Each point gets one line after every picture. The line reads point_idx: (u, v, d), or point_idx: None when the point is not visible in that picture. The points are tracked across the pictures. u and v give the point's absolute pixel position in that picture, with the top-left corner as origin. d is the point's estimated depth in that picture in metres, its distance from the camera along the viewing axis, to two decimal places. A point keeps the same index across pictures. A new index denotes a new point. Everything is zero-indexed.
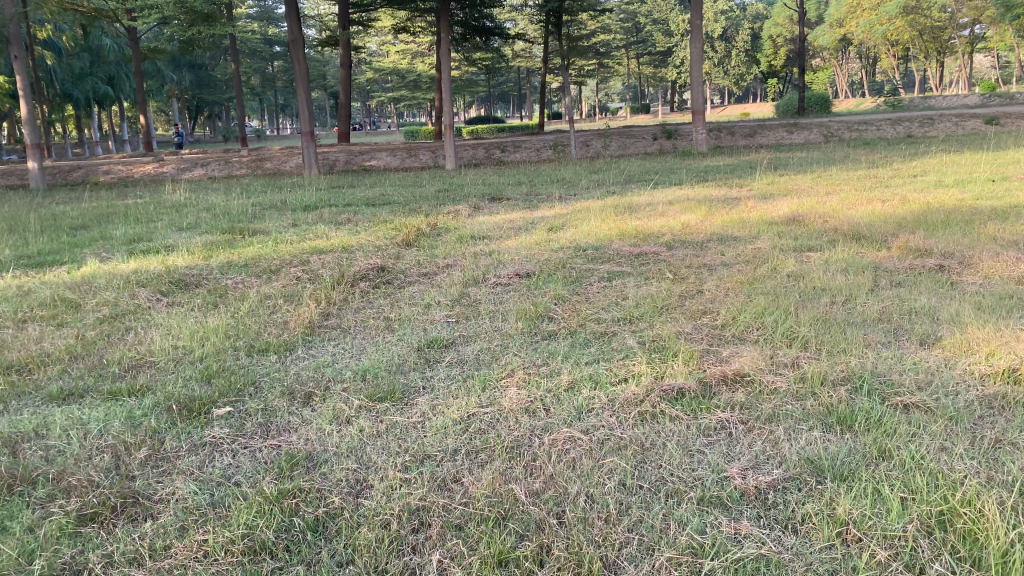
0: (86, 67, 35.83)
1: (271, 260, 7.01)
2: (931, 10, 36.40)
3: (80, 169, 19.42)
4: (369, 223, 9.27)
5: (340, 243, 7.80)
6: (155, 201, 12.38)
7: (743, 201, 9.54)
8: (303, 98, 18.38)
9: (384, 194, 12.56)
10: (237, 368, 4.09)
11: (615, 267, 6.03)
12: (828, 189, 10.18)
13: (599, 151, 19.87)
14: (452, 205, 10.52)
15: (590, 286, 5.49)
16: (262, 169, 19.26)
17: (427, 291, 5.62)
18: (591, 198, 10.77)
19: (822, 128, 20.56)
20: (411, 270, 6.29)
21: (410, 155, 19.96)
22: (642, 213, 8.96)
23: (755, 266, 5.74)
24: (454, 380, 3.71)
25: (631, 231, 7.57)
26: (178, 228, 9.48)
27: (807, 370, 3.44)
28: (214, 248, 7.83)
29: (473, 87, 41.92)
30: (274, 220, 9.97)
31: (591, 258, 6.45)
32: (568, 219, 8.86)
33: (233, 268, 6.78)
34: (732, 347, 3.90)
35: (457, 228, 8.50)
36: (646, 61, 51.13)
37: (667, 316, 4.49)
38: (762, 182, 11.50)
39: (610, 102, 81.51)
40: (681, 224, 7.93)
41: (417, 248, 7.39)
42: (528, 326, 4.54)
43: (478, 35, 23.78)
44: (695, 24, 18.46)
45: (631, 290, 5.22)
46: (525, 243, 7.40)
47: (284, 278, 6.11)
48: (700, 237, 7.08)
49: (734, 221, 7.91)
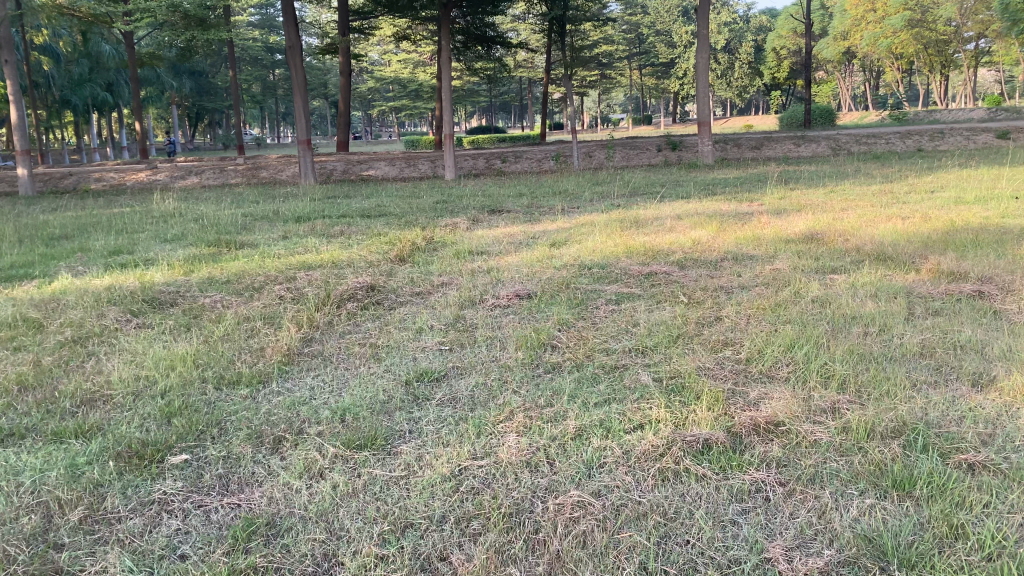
0: (85, 73, 35.29)
1: (254, 277, 6.57)
2: (934, 23, 35.99)
3: (72, 176, 19.00)
4: (363, 235, 8.85)
5: (330, 258, 7.37)
6: (143, 210, 11.97)
7: (756, 216, 9.11)
8: (301, 105, 17.97)
9: (380, 205, 12.14)
10: (200, 405, 3.62)
11: (624, 288, 5.58)
12: (844, 205, 9.76)
13: (602, 162, 19.44)
14: (450, 218, 10.10)
15: (596, 310, 5.04)
16: (257, 178, 18.85)
17: (420, 314, 5.17)
18: (595, 211, 10.34)
19: (830, 141, 20.16)
20: (403, 289, 5.84)
21: (409, 165, 19.55)
22: (649, 229, 8.52)
23: (775, 290, 5.30)
24: (445, 423, 3.25)
25: (639, 249, 7.13)
26: (164, 240, 9.06)
27: (849, 418, 3.00)
28: (197, 262, 7.40)
29: (474, 97, 41.64)
30: (263, 232, 9.54)
31: (597, 277, 6.01)
32: (571, 233, 8.43)
33: (213, 285, 6.33)
34: (758, 388, 3.46)
35: (455, 243, 8.07)
36: (648, 72, 50.85)
37: (682, 348, 4.04)
38: (772, 196, 11.07)
39: (611, 114, 81.40)
40: (692, 241, 7.50)
41: (412, 264, 6.95)
42: (530, 356, 4.09)
43: (479, 44, 23.40)
44: (701, 33, 18.05)
45: (642, 315, 4.77)
46: (526, 260, 6.96)
47: (266, 297, 5.66)
48: (714, 256, 6.63)
49: (748, 238, 7.48)
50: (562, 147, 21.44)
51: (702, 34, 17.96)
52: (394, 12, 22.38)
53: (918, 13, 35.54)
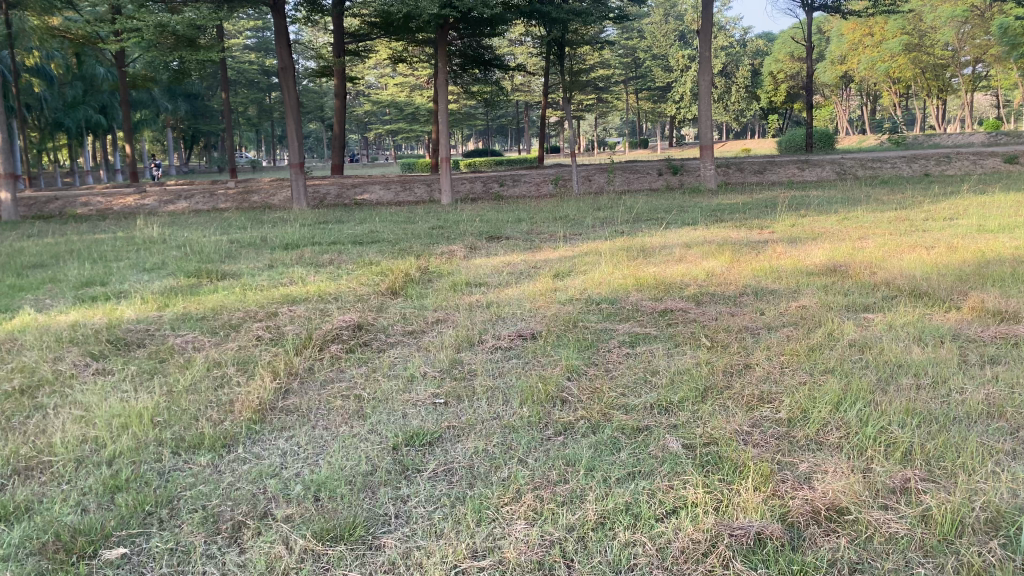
0: (79, 96, 34.99)
1: (232, 312, 6.05)
2: (933, 48, 35.78)
3: (58, 200, 18.47)
4: (353, 265, 8.34)
5: (317, 290, 6.87)
6: (126, 236, 11.48)
7: (770, 245, 8.62)
8: (294, 127, 17.53)
9: (374, 231, 11.67)
10: (151, 476, 3.09)
11: (637, 328, 5.06)
12: (861, 233, 9.28)
13: (602, 186, 19.01)
14: (445, 245, 9.62)
15: (610, 354, 4.52)
16: (248, 203, 18.35)
17: (412, 357, 4.64)
18: (598, 238, 9.87)
19: (834, 166, 19.77)
20: (394, 328, 5.30)
21: (405, 189, 19.08)
22: (657, 259, 8.01)
23: (805, 331, 4.78)
24: (438, 506, 2.72)
25: (650, 281, 6.61)
26: (143, 270, 8.55)
27: (929, 503, 2.47)
28: (172, 295, 6.88)
29: (471, 120, 41.41)
30: (248, 261, 9.04)
31: (607, 314, 5.50)
32: (575, 263, 7.93)
33: (186, 322, 5.80)
34: (810, 460, 2.93)
35: (451, 273, 7.56)
36: (645, 96, 50.66)
37: (712, 406, 3.53)
38: (782, 222, 10.62)
39: (608, 137, 81.49)
40: (705, 273, 7.00)
41: (405, 298, 6.44)
42: (538, 415, 3.56)
43: (476, 66, 23.03)
44: (703, 54, 17.64)
45: (663, 363, 4.24)
46: (527, 293, 6.47)
47: (242, 338, 5.12)
48: (731, 290, 6.13)
49: (765, 270, 6.99)
50: (560, 171, 21.00)
51: (705, 56, 17.57)
52: (390, 34, 21.99)
53: (915, 38, 35.33)
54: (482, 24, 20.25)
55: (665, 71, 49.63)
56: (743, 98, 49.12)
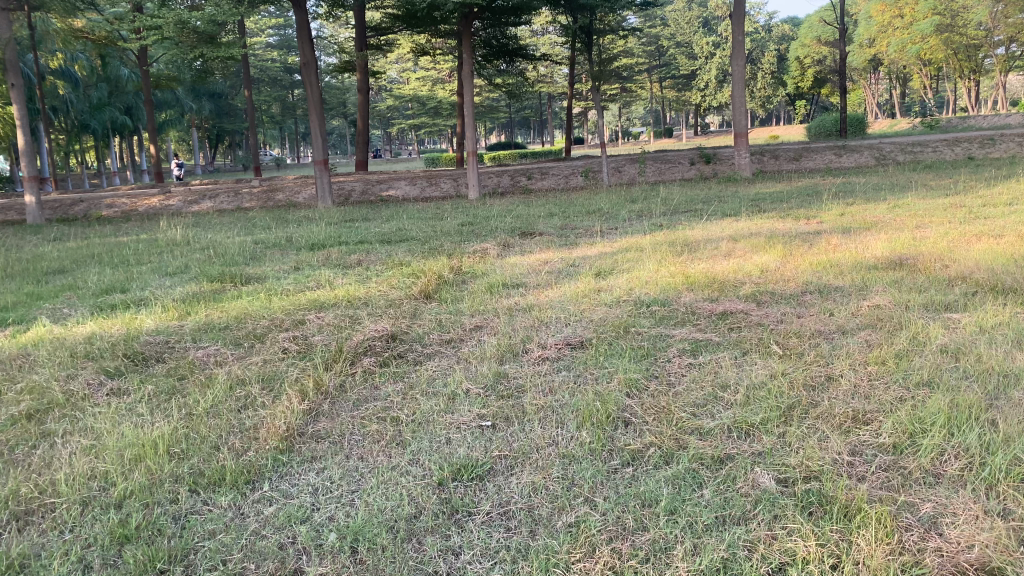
0: (104, 97, 35.07)
1: (258, 321, 5.69)
2: (966, 27, 34.32)
3: (83, 203, 18.31)
4: (382, 265, 7.96)
5: (346, 294, 6.48)
6: (150, 239, 11.21)
7: (823, 237, 8.11)
8: (318, 124, 17.19)
9: (402, 228, 11.30)
10: (165, 521, 2.71)
11: (697, 333, 4.61)
12: (917, 222, 8.75)
13: (633, 177, 18.52)
14: (477, 243, 9.23)
15: (673, 364, 4.09)
16: (273, 201, 18.08)
17: (453, 371, 4.22)
18: (636, 232, 9.42)
19: (874, 151, 19.11)
20: (429, 337, 4.89)
21: (431, 184, 18.69)
22: (703, 253, 7.55)
23: (886, 335, 4.30)
24: (496, 564, 2.30)
25: (702, 279, 6.15)
26: (165, 275, 8.23)
27: None
28: (194, 303, 6.53)
29: (494, 113, 40.97)
30: (275, 263, 8.70)
31: (662, 318, 5.06)
32: (615, 260, 7.50)
33: (209, 333, 5.43)
34: (932, 499, 2.48)
35: (486, 273, 7.14)
36: (670, 84, 49.84)
37: (798, 428, 3.10)
38: (830, 212, 10.08)
39: (632, 127, 80.74)
40: (759, 269, 6.53)
41: (439, 302, 6.02)
42: (602, 440, 3.13)
43: (501, 57, 22.54)
44: (736, 38, 17.04)
45: (734, 376, 3.80)
46: (570, 294, 6.05)
47: (267, 352, 4.74)
48: (793, 289, 5.66)
49: (824, 266, 6.51)
50: (589, 162, 20.50)
51: (738, 40, 16.97)
52: (413, 27, 21.58)
53: (948, 17, 34.13)
54: (507, 13, 19.74)
55: (690, 58, 48.84)
56: (770, 84, 48.24)
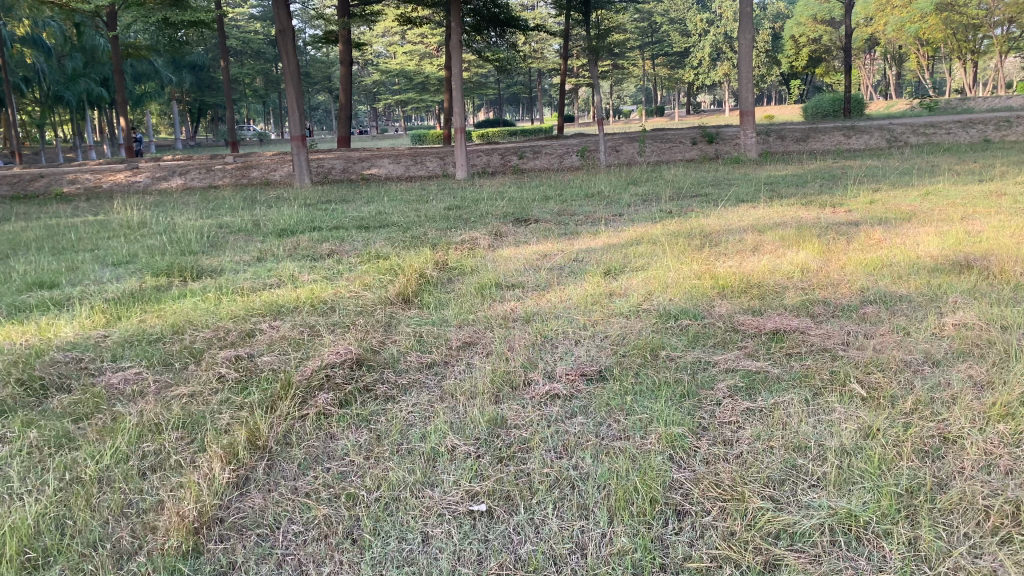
0: (79, 68, 33.70)
1: (198, 331, 4.65)
2: (966, 7, 33.19)
3: (44, 178, 17.12)
4: (357, 258, 6.93)
5: (309, 295, 5.46)
6: (104, 220, 10.13)
7: (861, 230, 7.16)
8: (295, 95, 16.03)
9: (381, 212, 10.27)
10: None
11: (747, 362, 3.63)
12: (959, 211, 7.82)
13: (632, 157, 17.50)
14: (466, 231, 8.21)
15: (727, 410, 3.13)
16: (247, 178, 16.98)
17: (434, 414, 3.21)
18: (644, 220, 8.45)
19: (885, 132, 18.17)
20: (406, 360, 3.87)
21: (416, 163, 17.61)
22: (725, 248, 6.60)
23: (995, 369, 3.34)
24: None
25: (735, 282, 5.16)
26: (108, 266, 7.18)
27: None
28: (127, 304, 5.47)
29: (484, 90, 39.71)
30: (236, 252, 7.68)
31: (695, 336, 4.08)
32: (626, 254, 6.53)
33: (136, 348, 4.39)
34: None
35: (476, 271, 6.13)
36: (663, 61, 48.66)
37: (931, 533, 2.16)
38: (858, 199, 9.13)
39: (622, 106, 79.46)
40: (799, 268, 5.56)
41: (420, 309, 5.02)
42: (650, 551, 2.17)
43: (491, 28, 21.39)
44: (744, 9, 15.92)
45: (810, 435, 2.84)
46: (577, 299, 5.08)
47: (198, 381, 3.71)
48: (850, 298, 4.67)
49: (875, 266, 5.54)
50: (584, 141, 19.45)
51: (746, 12, 15.88)
52: None
53: None
54: None
55: (684, 36, 47.65)
56: (764, 63, 47.11)
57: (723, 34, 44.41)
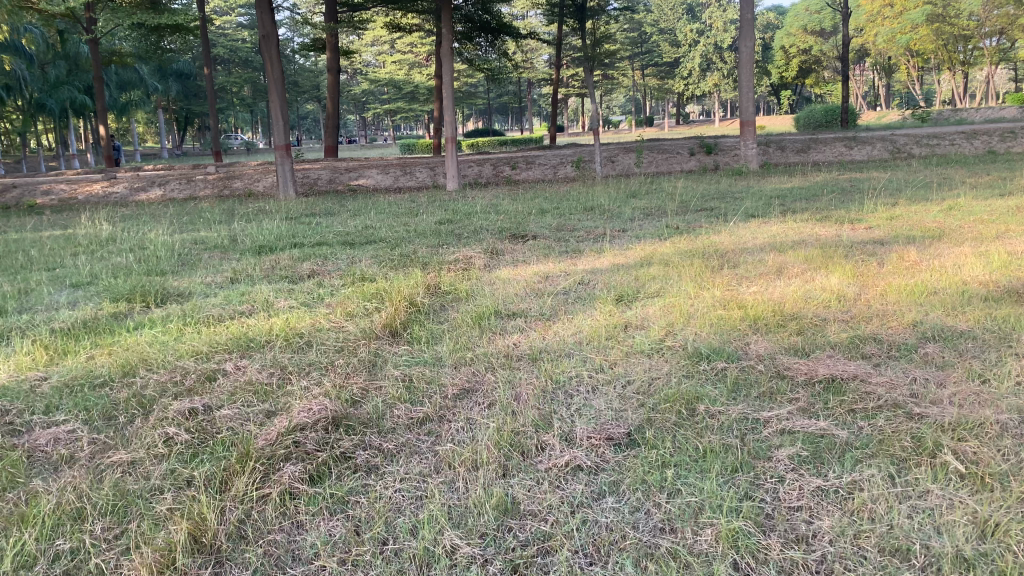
0: (61, 75, 32.98)
1: (152, 374, 3.99)
2: (958, 18, 32.74)
3: (17, 188, 16.39)
4: (339, 281, 6.28)
5: (284, 326, 4.81)
6: (71, 234, 9.45)
7: (889, 249, 6.56)
8: (279, 103, 15.37)
9: (368, 226, 9.65)
10: None
11: (807, 423, 3.00)
12: (991, 228, 7.24)
13: (628, 168, 16.95)
14: (459, 249, 7.58)
15: (792, 490, 2.52)
16: (229, 189, 16.31)
17: (430, 497, 2.58)
18: (650, 238, 7.84)
19: (888, 143, 17.71)
20: (393, 418, 3.23)
21: (405, 173, 17.00)
22: (744, 270, 5.99)
23: None
24: None
25: (767, 312, 4.56)
26: (66, 288, 6.51)
27: None
28: (77, 336, 4.81)
29: (472, 99, 39.10)
30: (207, 272, 7.02)
31: (735, 383, 3.46)
32: (638, 276, 5.91)
33: (75, 395, 3.72)
34: None
35: (472, 296, 5.50)
36: (653, 71, 48.24)
37: None
38: (877, 214, 8.55)
39: (612, 115, 79.21)
40: (834, 295, 4.98)
41: (410, 344, 4.40)
42: None
43: (483, 34, 20.78)
44: (745, 15, 15.35)
45: (911, 532, 2.24)
46: (590, 331, 4.44)
47: (141, 444, 3.04)
48: (904, 335, 4.06)
49: (920, 293, 4.94)
50: (579, 151, 18.85)
51: (747, 18, 15.32)
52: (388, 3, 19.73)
53: (939, 6, 32.42)
54: None
55: (674, 46, 47.23)
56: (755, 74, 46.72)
57: (714, 44, 44.03)
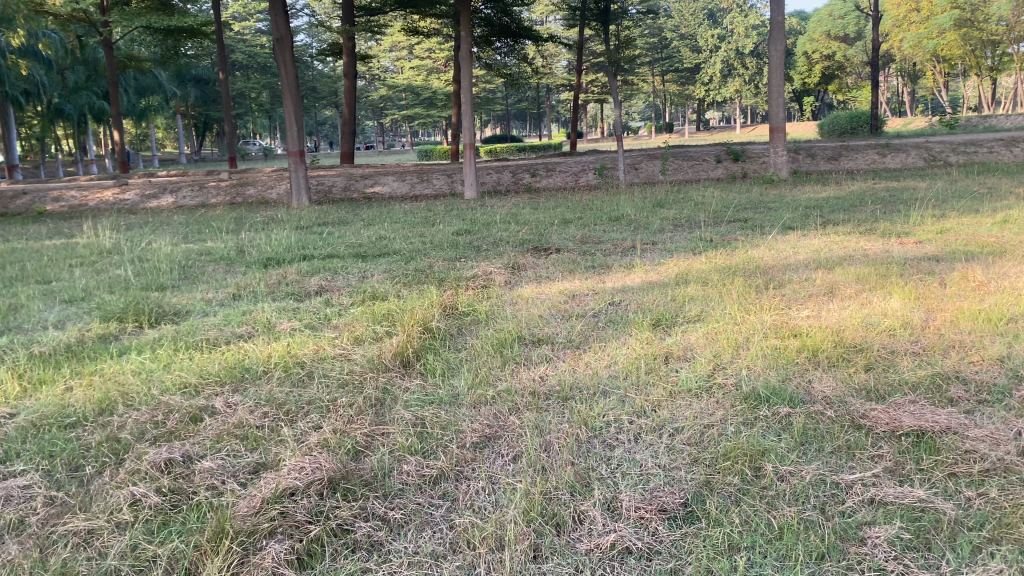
0: (81, 80, 32.86)
1: (130, 412, 3.52)
2: (987, 23, 31.80)
3: (26, 195, 16.05)
4: (347, 299, 5.80)
5: (285, 353, 4.32)
6: (73, 244, 9.03)
7: (948, 267, 6.00)
8: (293, 109, 14.93)
9: (383, 237, 9.17)
10: None
11: (905, 492, 2.45)
12: None
13: (653, 175, 16.44)
14: (477, 262, 7.08)
15: None
16: (242, 196, 15.91)
17: None
18: (683, 252, 7.30)
19: (922, 151, 17.08)
20: (402, 476, 2.73)
21: (422, 180, 16.54)
22: (792, 290, 5.45)
23: None
24: None
25: (827, 342, 4.02)
26: (56, 304, 6.06)
27: None
28: (56, 363, 4.35)
29: (491, 105, 38.63)
30: (208, 287, 6.55)
31: (804, 435, 2.93)
32: (677, 296, 5.40)
33: (38, 439, 3.25)
34: None
35: (493, 318, 5.00)
36: (673, 78, 47.57)
37: None
38: (926, 227, 7.98)
39: (632, 121, 78.65)
40: (899, 322, 4.43)
41: (424, 377, 3.89)
42: None
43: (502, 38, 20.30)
44: (776, 18, 14.76)
45: None
46: (626, 363, 3.92)
47: (101, 510, 2.54)
48: (992, 374, 3.51)
49: (997, 321, 4.38)
50: (601, 158, 18.31)
51: (778, 21, 14.75)
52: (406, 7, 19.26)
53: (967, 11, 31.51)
54: None
55: (694, 52, 46.54)
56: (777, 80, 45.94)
57: (735, 50, 43.32)
